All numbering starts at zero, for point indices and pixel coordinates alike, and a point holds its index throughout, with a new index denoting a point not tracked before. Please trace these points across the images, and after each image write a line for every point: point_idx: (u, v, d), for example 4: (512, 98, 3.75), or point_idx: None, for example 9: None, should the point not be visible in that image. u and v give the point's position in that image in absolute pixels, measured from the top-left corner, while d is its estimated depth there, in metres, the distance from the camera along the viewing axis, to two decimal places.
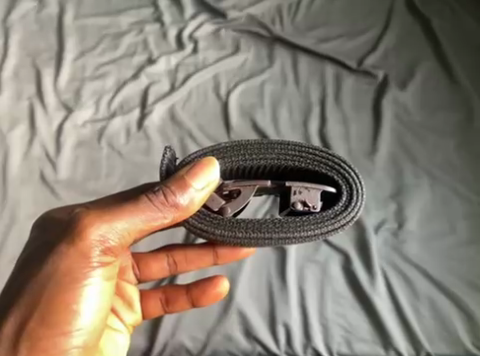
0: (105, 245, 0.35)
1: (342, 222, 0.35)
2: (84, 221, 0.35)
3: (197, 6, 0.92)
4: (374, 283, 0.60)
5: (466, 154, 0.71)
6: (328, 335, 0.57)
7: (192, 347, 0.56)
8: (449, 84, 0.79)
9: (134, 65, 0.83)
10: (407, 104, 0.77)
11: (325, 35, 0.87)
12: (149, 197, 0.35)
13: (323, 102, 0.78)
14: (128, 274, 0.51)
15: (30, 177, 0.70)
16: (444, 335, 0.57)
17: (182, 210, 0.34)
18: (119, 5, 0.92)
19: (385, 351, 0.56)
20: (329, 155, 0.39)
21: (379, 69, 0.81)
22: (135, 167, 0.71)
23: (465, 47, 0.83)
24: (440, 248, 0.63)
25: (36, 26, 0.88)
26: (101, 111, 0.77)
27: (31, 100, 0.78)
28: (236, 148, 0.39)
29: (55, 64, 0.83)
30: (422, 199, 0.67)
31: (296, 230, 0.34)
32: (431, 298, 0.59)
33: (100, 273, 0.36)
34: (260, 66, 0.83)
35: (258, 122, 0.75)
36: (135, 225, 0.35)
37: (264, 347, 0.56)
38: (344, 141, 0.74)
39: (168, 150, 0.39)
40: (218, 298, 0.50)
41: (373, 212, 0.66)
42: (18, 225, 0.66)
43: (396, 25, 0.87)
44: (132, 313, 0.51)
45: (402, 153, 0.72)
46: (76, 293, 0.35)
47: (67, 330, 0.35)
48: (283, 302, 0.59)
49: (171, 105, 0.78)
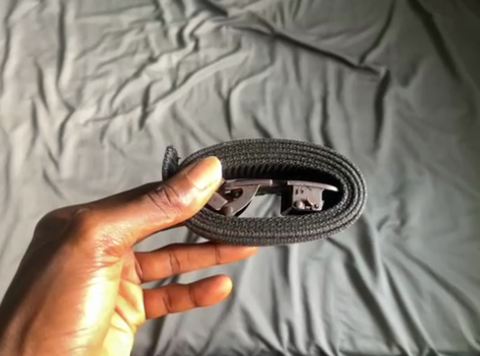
0: (108, 244, 0.35)
1: (344, 220, 0.35)
2: (87, 220, 0.35)
3: (197, 4, 0.92)
4: (376, 279, 0.60)
5: (468, 150, 0.71)
6: (331, 332, 0.57)
7: (196, 344, 0.56)
8: (451, 80, 0.79)
9: (135, 63, 0.83)
10: (409, 100, 0.77)
11: (326, 32, 0.86)
12: (152, 197, 0.35)
13: (324, 99, 0.78)
14: (131, 274, 0.52)
15: (32, 177, 0.70)
16: (447, 331, 0.57)
17: (185, 210, 0.34)
18: (120, 4, 0.91)
19: (387, 347, 0.56)
20: (331, 154, 0.39)
21: (380, 65, 0.81)
22: (137, 166, 0.71)
23: (467, 42, 0.83)
24: (442, 244, 0.63)
25: (37, 25, 0.88)
26: (103, 110, 0.78)
27: (33, 99, 0.79)
28: (238, 148, 0.39)
29: (57, 63, 0.83)
30: (424, 195, 0.67)
31: (298, 229, 0.34)
32: (434, 294, 0.59)
33: (104, 272, 0.37)
34: (262, 63, 0.83)
35: (260, 120, 0.75)
36: (137, 225, 0.35)
37: (267, 345, 0.56)
38: (346, 138, 0.73)
39: (170, 150, 0.39)
40: (221, 296, 0.51)
41: (375, 209, 0.66)
42: (21, 224, 0.66)
43: (398, 21, 0.86)
44: (135, 313, 0.51)
45: (404, 150, 0.72)
46: (80, 292, 0.35)
47: (71, 330, 0.35)
48: (286, 299, 0.59)
49: (173, 104, 0.78)
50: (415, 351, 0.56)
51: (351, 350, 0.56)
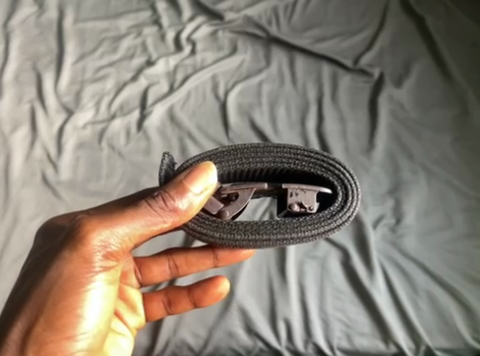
0: (106, 249, 0.36)
1: (339, 221, 0.37)
2: (85, 226, 0.36)
3: (194, 8, 0.93)
4: (373, 277, 0.61)
5: (462, 149, 0.73)
6: (328, 330, 0.58)
7: (195, 344, 0.58)
8: (444, 81, 0.80)
9: (133, 67, 0.84)
10: (403, 101, 0.78)
11: (321, 35, 0.88)
12: (149, 202, 0.36)
13: (320, 101, 0.79)
14: (130, 278, 0.53)
15: (31, 179, 0.71)
16: (443, 329, 0.58)
17: (181, 214, 0.35)
18: (118, 9, 0.93)
19: (384, 345, 0.57)
20: (325, 157, 0.40)
21: (374, 67, 0.83)
22: (135, 168, 0.72)
23: (459, 43, 0.84)
24: (437, 242, 0.64)
25: (36, 30, 0.89)
26: (101, 113, 0.79)
27: (32, 103, 0.80)
28: (233, 153, 0.40)
29: (56, 68, 0.84)
30: (419, 194, 0.68)
31: (293, 230, 0.36)
32: (430, 292, 0.60)
33: (103, 277, 0.38)
34: (258, 66, 0.84)
35: (257, 122, 0.76)
36: (136, 230, 0.36)
37: (265, 343, 0.57)
38: (341, 139, 0.75)
39: (166, 156, 0.40)
40: (219, 297, 0.52)
41: (370, 208, 0.68)
42: (20, 227, 0.67)
43: (391, 24, 0.88)
44: (135, 316, 0.53)
45: (399, 150, 0.73)
46: (80, 297, 0.37)
47: (72, 334, 0.36)
48: (283, 297, 0.60)
49: (170, 106, 0.79)
50: (412, 348, 0.57)
51: (349, 349, 0.57)
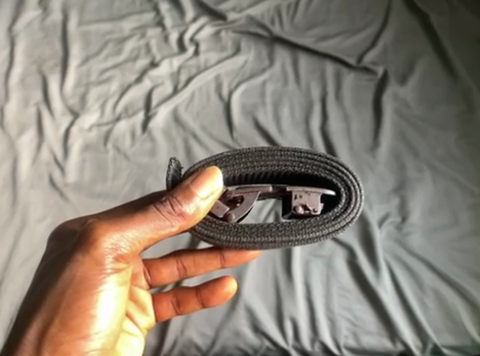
0: (117, 252, 0.37)
1: (342, 223, 0.37)
2: (97, 230, 0.37)
3: (196, 9, 0.93)
4: (379, 276, 0.61)
5: (468, 146, 0.72)
6: (334, 328, 0.58)
7: (202, 343, 0.58)
8: (449, 78, 0.80)
9: (137, 69, 0.85)
10: (407, 99, 0.78)
11: (324, 33, 0.88)
12: (157, 207, 0.36)
13: (324, 99, 0.79)
14: (140, 280, 0.54)
15: (38, 182, 0.72)
16: (450, 326, 0.58)
17: (188, 218, 0.36)
18: (121, 11, 0.93)
19: (391, 343, 0.57)
20: (328, 159, 0.41)
21: (378, 65, 0.82)
22: (140, 169, 0.72)
23: (463, 40, 0.84)
24: (443, 240, 0.64)
25: (41, 33, 0.90)
26: (106, 115, 0.79)
27: (38, 106, 0.80)
28: (238, 157, 0.41)
29: (61, 70, 0.85)
30: (424, 192, 0.68)
31: (298, 232, 0.36)
32: (436, 289, 0.60)
33: (115, 279, 0.38)
34: (261, 66, 0.84)
35: (261, 122, 0.77)
36: (145, 234, 0.37)
37: (272, 342, 0.58)
38: (345, 137, 0.75)
39: (173, 161, 0.40)
40: (227, 297, 0.53)
41: (375, 206, 0.68)
42: (28, 229, 0.67)
43: (395, 21, 0.88)
44: (145, 316, 0.54)
45: (403, 148, 0.73)
46: (93, 298, 0.37)
47: (86, 334, 0.37)
48: (289, 297, 0.61)
49: (174, 107, 0.79)
50: (419, 346, 0.57)
51: (355, 346, 0.57)
